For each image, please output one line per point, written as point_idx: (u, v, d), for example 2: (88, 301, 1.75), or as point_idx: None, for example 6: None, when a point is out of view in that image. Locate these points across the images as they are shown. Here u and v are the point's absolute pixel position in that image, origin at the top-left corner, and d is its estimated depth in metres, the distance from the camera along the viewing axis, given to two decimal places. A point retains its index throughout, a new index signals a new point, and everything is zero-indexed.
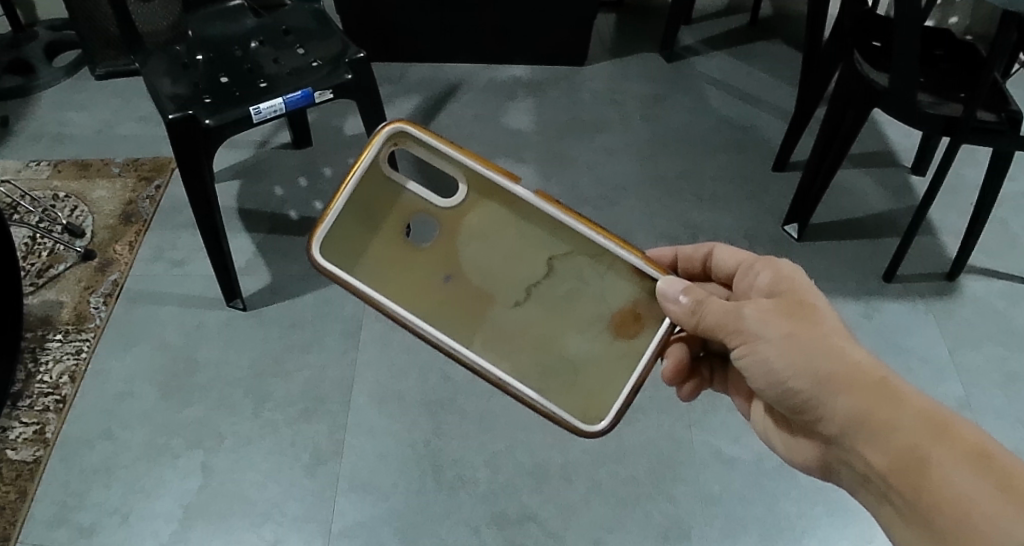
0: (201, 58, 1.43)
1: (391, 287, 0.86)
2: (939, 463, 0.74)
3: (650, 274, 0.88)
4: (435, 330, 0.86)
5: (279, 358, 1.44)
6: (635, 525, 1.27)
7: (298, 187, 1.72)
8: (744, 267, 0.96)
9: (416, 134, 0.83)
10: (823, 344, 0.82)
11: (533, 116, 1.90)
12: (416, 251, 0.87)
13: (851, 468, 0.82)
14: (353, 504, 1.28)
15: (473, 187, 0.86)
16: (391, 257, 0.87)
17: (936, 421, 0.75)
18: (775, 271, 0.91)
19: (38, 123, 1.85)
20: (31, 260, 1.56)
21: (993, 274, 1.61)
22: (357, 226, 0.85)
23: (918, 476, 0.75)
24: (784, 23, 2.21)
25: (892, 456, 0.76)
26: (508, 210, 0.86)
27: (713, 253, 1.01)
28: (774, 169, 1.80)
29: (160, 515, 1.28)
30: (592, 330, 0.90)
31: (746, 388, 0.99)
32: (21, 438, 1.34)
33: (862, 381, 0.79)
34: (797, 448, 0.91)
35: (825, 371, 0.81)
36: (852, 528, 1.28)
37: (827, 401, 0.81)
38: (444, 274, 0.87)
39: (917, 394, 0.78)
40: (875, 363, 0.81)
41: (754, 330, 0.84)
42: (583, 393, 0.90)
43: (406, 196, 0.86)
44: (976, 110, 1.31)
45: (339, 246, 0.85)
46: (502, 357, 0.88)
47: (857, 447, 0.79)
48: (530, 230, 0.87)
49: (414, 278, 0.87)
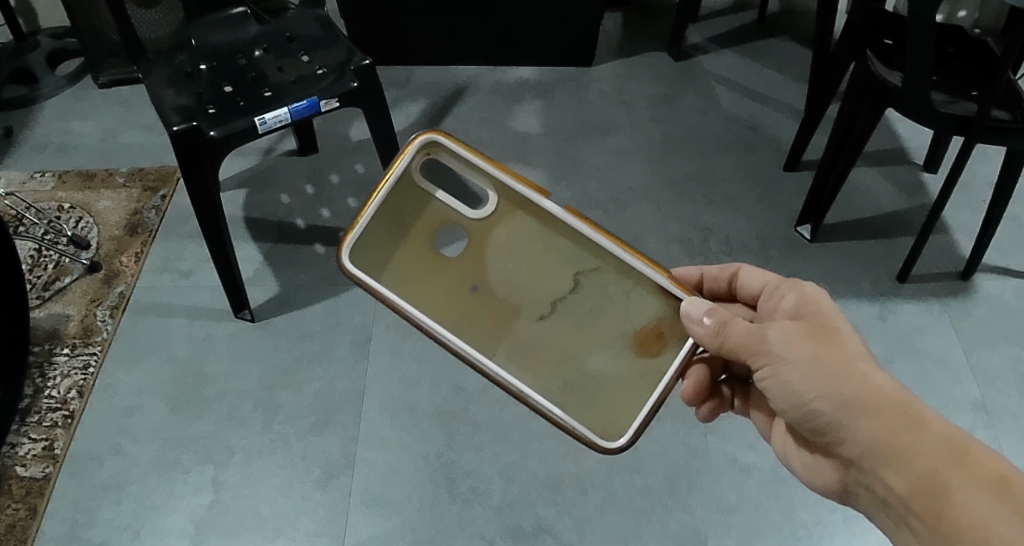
0: (204, 66, 1.41)
1: (417, 295, 0.85)
2: (960, 488, 0.72)
3: (675, 294, 0.86)
4: (458, 340, 0.85)
5: (289, 371, 1.43)
6: (652, 534, 1.26)
7: (305, 195, 1.70)
8: (770, 289, 0.95)
9: (448, 144, 0.83)
10: (846, 367, 0.80)
11: (541, 118, 1.88)
12: (443, 260, 0.86)
13: (869, 490, 0.80)
14: (366, 519, 1.27)
15: (504, 199, 0.85)
16: (419, 265, 0.86)
17: (957, 448, 0.74)
18: (800, 294, 0.90)
19: (43, 133, 1.84)
20: (36, 274, 1.55)
21: (1008, 273, 1.59)
22: (386, 233, 0.85)
23: (937, 501, 0.73)
24: (792, 19, 2.19)
25: (912, 481, 0.75)
26: (537, 224, 0.85)
27: (739, 274, 1.00)
28: (785, 169, 1.78)
29: (172, 531, 1.27)
30: (614, 347, 0.88)
31: (768, 407, 0.97)
32: (30, 455, 1.33)
33: (884, 406, 0.77)
34: (817, 470, 0.89)
35: (847, 393, 0.79)
36: (869, 535, 1.26)
37: (848, 424, 0.79)
38: (469, 284, 0.86)
39: (938, 419, 0.76)
40: (898, 387, 0.79)
41: (778, 351, 0.82)
42: (603, 410, 0.88)
43: (436, 205, 0.85)
44: (990, 110, 1.29)
45: (367, 252, 0.85)
46: (524, 369, 0.86)
47: (877, 470, 0.78)
48: (558, 244, 0.86)
49: (441, 287, 0.86)
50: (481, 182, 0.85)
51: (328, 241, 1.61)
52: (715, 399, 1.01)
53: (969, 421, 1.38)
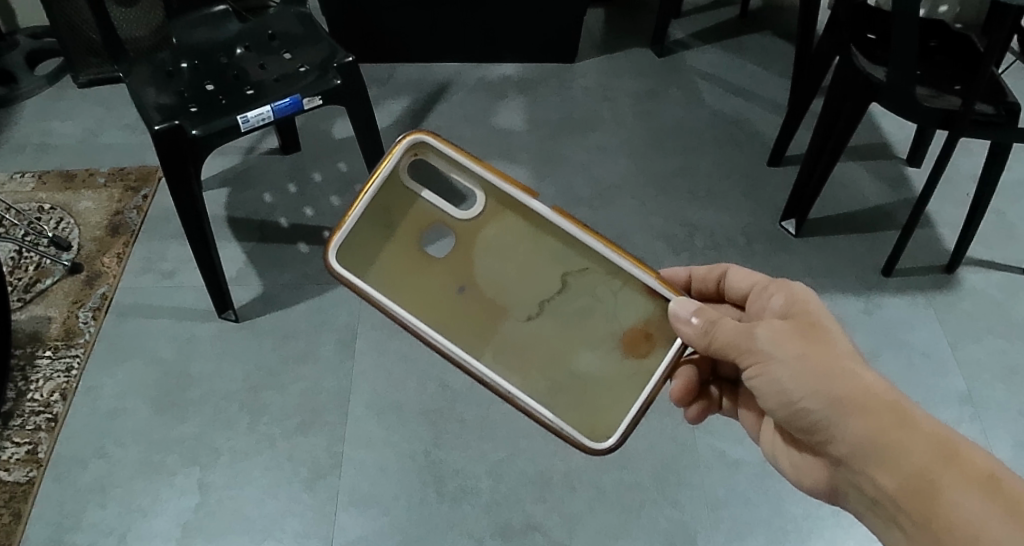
0: (185, 65, 1.39)
1: (403, 295, 0.85)
2: (949, 486, 0.73)
3: (663, 294, 0.86)
4: (445, 340, 0.85)
5: (274, 371, 1.42)
6: (642, 531, 1.26)
7: (288, 195, 1.69)
8: (759, 289, 0.95)
9: (435, 144, 0.83)
10: (836, 366, 0.80)
11: (525, 114, 1.88)
12: (430, 260, 0.85)
13: (858, 489, 0.81)
14: (354, 519, 1.27)
15: (492, 199, 0.85)
16: (405, 265, 0.85)
17: (946, 446, 0.74)
18: (788, 294, 0.90)
19: (22, 133, 1.82)
20: (17, 276, 1.53)
21: (992, 266, 1.61)
22: (373, 232, 0.84)
23: (927, 500, 0.74)
24: (773, 15, 2.19)
25: (902, 480, 0.75)
26: (525, 224, 0.85)
27: (727, 274, 1.00)
28: (769, 164, 1.79)
29: (158, 534, 1.26)
30: (602, 348, 0.88)
31: (757, 407, 0.98)
32: (14, 459, 1.31)
33: (874, 405, 0.78)
34: (806, 469, 0.90)
35: (836, 392, 0.79)
36: (858, 527, 1.27)
37: (837, 423, 0.79)
38: (457, 285, 0.86)
39: (927, 418, 0.77)
40: (887, 386, 0.79)
41: (767, 350, 0.82)
42: (591, 410, 0.88)
43: (423, 205, 0.85)
44: (974, 104, 1.30)
45: (353, 252, 0.84)
46: (511, 369, 0.86)
47: (867, 469, 0.78)
48: (547, 245, 0.85)
49: (429, 287, 0.86)
50: (469, 182, 0.84)
51: (312, 240, 1.60)
52: (703, 399, 1.01)
53: (954, 413, 1.39)
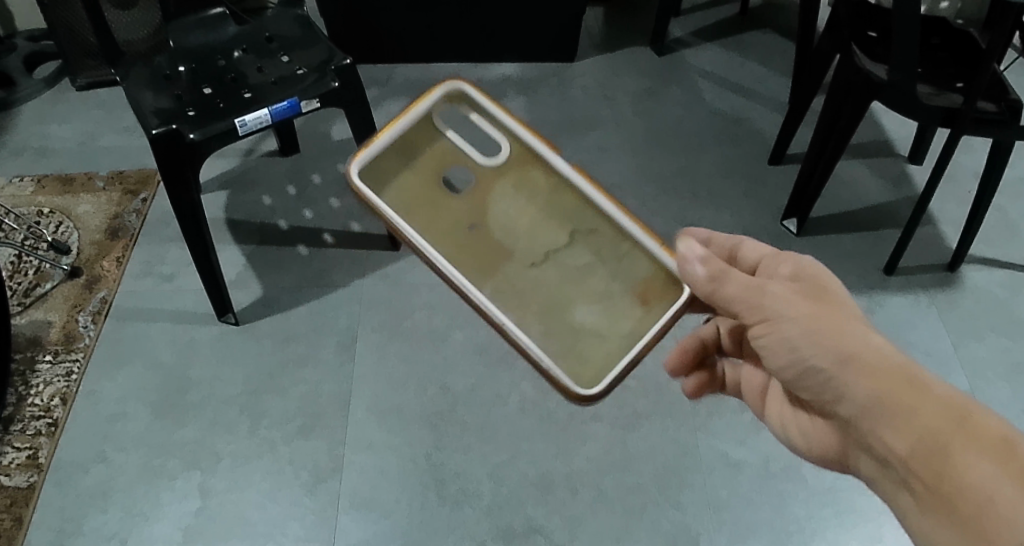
0: (183, 69, 1.39)
1: (413, 221, 0.80)
2: (961, 448, 0.68)
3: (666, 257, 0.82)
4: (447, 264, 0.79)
5: (275, 374, 1.41)
6: (644, 534, 1.25)
7: (287, 196, 1.68)
8: (771, 258, 0.91)
9: (472, 94, 0.85)
10: (844, 329, 0.77)
11: (525, 114, 1.87)
12: (444, 196, 0.82)
13: (871, 453, 0.77)
14: (355, 522, 1.26)
15: (514, 152, 0.84)
16: (420, 196, 0.82)
17: (959, 409, 0.70)
18: (796, 265, 0.86)
19: (21, 137, 1.81)
20: (17, 280, 1.53)
21: (995, 263, 1.60)
22: (394, 162, 0.82)
23: (938, 461, 0.69)
24: (773, 12, 2.18)
25: (912, 440, 0.71)
26: (542, 180, 0.83)
27: (740, 245, 0.95)
28: (770, 162, 1.78)
29: (160, 538, 1.25)
30: (604, 304, 0.82)
31: (758, 383, 0.97)
32: (15, 464, 1.31)
33: (883, 367, 0.74)
34: (815, 437, 0.88)
35: (845, 352, 0.76)
36: (861, 527, 1.27)
37: (844, 383, 0.76)
38: (466, 223, 0.81)
39: (940, 382, 0.73)
40: (899, 352, 0.76)
41: (776, 308, 0.79)
42: (585, 361, 0.80)
43: (448, 145, 0.83)
44: (976, 101, 1.29)
45: (374, 174, 0.81)
46: (509, 307, 0.80)
47: (876, 430, 0.74)
48: (562, 199, 0.83)
49: (438, 220, 0.81)
50: (496, 132, 0.84)
51: (312, 242, 1.60)
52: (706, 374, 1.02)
53: None
